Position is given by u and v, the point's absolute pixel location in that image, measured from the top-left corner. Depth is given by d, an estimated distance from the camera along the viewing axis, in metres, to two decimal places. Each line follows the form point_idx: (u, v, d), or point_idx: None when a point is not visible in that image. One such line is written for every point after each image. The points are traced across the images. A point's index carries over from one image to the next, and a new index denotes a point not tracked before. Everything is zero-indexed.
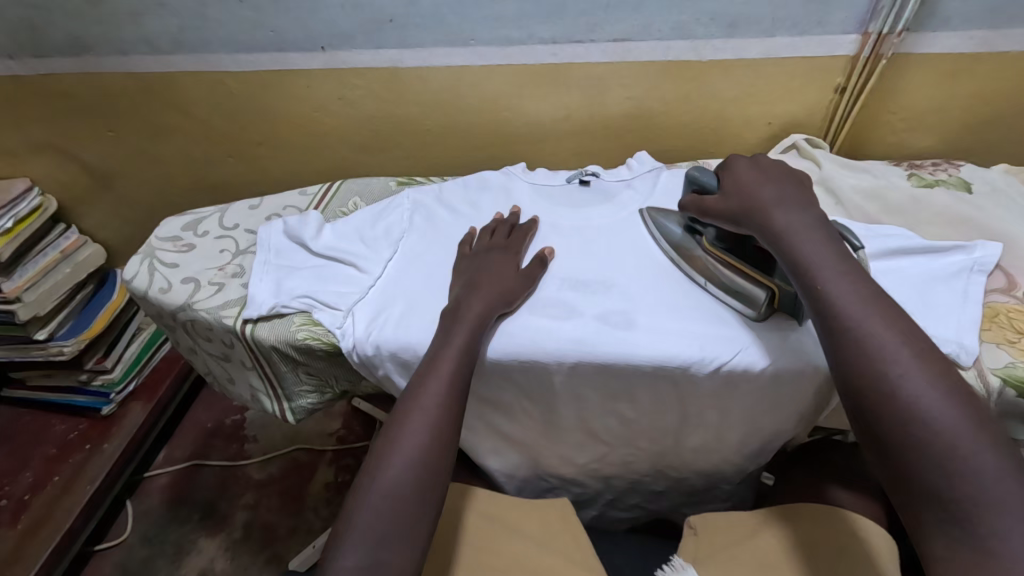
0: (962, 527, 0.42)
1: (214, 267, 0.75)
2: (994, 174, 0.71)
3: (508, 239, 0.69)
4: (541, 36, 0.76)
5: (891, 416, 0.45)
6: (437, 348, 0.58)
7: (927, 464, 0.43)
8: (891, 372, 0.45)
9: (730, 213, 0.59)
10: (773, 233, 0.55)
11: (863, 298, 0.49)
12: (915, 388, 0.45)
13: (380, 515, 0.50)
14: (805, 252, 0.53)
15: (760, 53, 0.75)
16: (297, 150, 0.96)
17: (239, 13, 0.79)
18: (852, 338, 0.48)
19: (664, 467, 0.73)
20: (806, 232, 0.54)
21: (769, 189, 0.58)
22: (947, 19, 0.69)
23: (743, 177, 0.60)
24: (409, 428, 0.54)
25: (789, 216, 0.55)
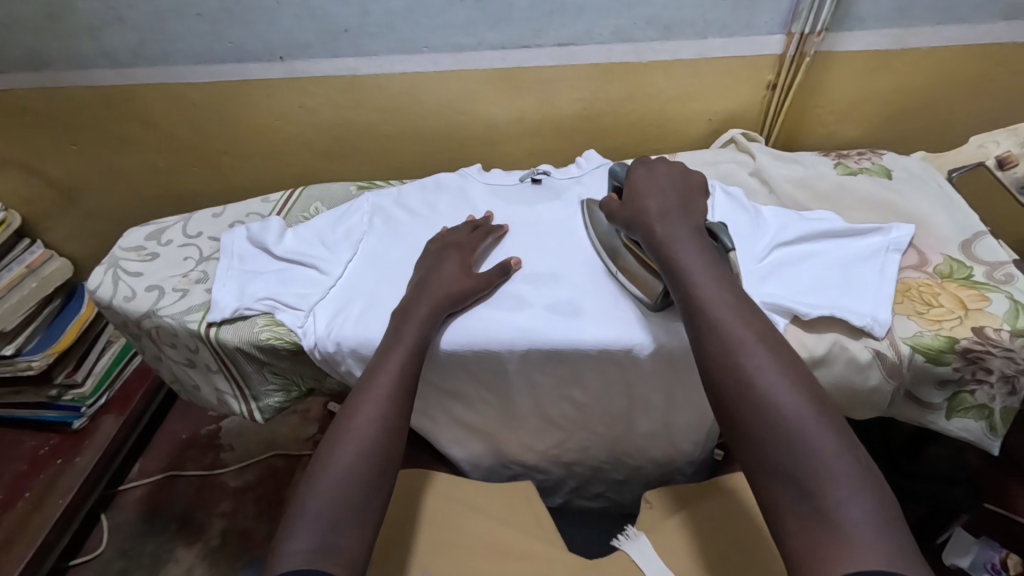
0: (804, 503, 0.44)
1: (178, 274, 0.77)
2: (913, 161, 0.77)
3: (470, 237, 0.72)
4: (490, 42, 0.80)
5: (747, 406, 0.48)
6: (388, 345, 0.62)
7: (779, 447, 0.46)
8: (747, 365, 0.49)
9: (626, 221, 0.65)
10: (674, 272, 0.58)
11: (726, 302, 0.54)
12: (767, 379, 0.48)
13: (333, 500, 0.53)
14: (700, 292, 0.55)
15: (695, 54, 0.80)
16: (260, 158, 0.98)
17: (197, 26, 0.81)
18: (716, 336, 0.52)
19: (620, 449, 0.77)
20: (702, 263, 0.57)
21: (654, 201, 0.63)
22: (860, 19, 0.75)
23: (637, 194, 0.65)
24: (362, 418, 0.57)
25: (687, 249, 0.59)
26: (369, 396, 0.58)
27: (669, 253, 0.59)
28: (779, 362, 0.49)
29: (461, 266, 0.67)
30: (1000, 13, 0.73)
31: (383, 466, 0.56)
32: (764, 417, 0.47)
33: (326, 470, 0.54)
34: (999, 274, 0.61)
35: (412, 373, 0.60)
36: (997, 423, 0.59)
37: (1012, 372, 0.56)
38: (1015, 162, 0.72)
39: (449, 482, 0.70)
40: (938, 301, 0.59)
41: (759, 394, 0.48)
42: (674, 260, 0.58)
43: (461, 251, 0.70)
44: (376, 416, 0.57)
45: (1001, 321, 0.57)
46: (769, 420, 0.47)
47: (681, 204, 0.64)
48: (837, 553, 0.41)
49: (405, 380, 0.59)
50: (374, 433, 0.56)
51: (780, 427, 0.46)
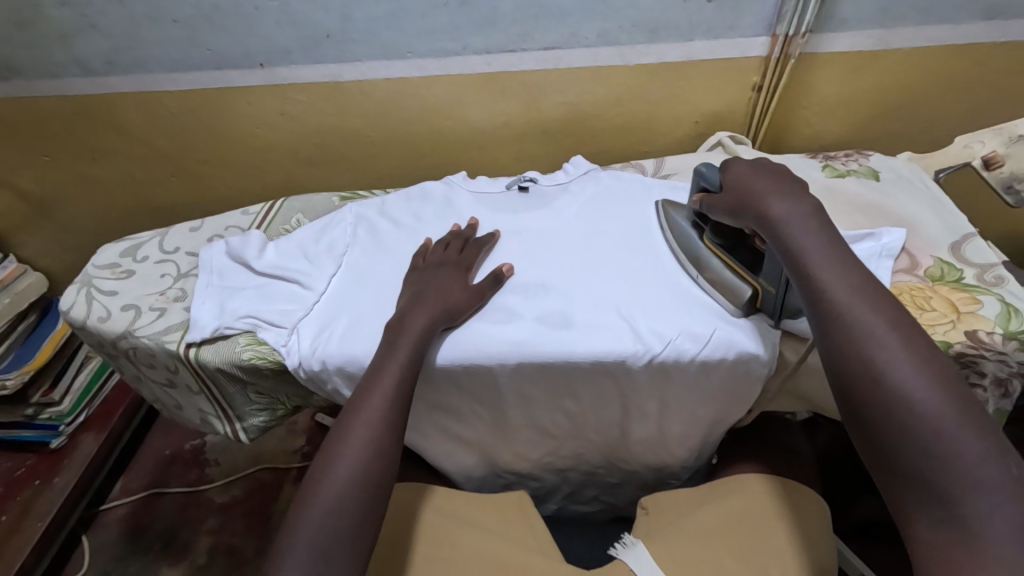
0: (941, 515, 0.42)
1: (155, 291, 0.75)
2: (899, 162, 0.76)
3: (461, 254, 0.70)
4: (475, 46, 0.78)
5: (884, 412, 0.45)
6: (381, 360, 0.59)
7: (919, 458, 0.43)
8: (885, 367, 0.46)
9: (729, 208, 0.59)
10: (792, 258, 0.52)
11: (857, 295, 0.49)
12: (910, 381, 0.45)
13: (322, 528, 0.52)
14: (825, 280, 0.50)
15: (681, 57, 0.79)
16: (239, 166, 0.95)
17: (170, 32, 0.78)
18: (847, 334, 0.48)
19: (616, 456, 0.76)
20: (820, 250, 0.51)
21: (766, 179, 0.57)
22: (845, 20, 0.75)
23: (742, 174, 0.59)
24: (353, 441, 0.55)
25: (801, 232, 0.53)
26: (374, 391, 0.57)
27: (782, 237, 0.53)
28: (921, 361, 0.45)
29: (461, 286, 0.66)
30: (983, 13, 0.73)
31: (374, 492, 0.54)
32: (903, 426, 0.44)
33: (316, 497, 0.53)
34: (989, 276, 0.61)
35: (404, 395, 0.58)
36: (993, 426, 0.59)
37: (1005, 375, 0.57)
38: (1000, 163, 0.70)
39: (439, 497, 0.69)
40: (931, 305, 0.59)
41: (900, 401, 0.45)
42: (787, 244, 0.53)
43: (453, 267, 0.68)
44: (367, 439, 0.55)
45: (993, 325, 0.57)
46: (909, 428, 0.44)
47: (792, 181, 0.57)
48: (978, 573, 0.40)
49: (395, 403, 0.57)
50: (365, 459, 0.55)
51: (920, 437, 0.43)
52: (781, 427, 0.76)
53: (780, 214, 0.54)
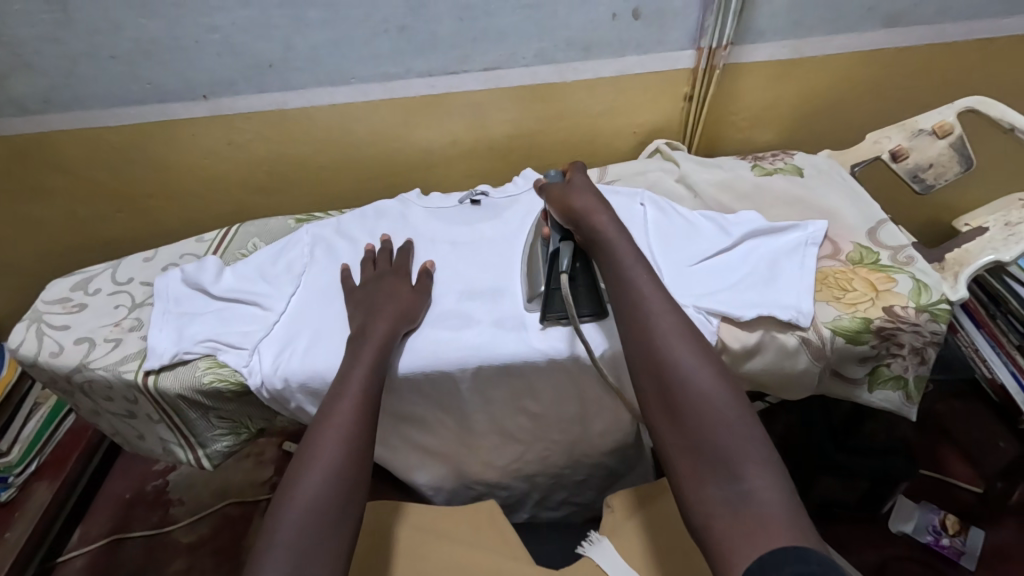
0: (726, 486, 0.47)
1: (110, 323, 0.74)
2: (821, 159, 0.83)
3: (392, 264, 0.73)
4: (417, 70, 0.82)
5: (682, 402, 0.51)
6: (347, 368, 0.61)
7: (706, 437, 0.49)
8: (677, 365, 0.53)
9: (562, 213, 0.64)
10: (614, 268, 0.60)
11: (664, 303, 0.57)
12: (699, 376, 0.52)
13: (301, 531, 0.51)
14: (634, 284, 0.58)
15: (616, 71, 0.84)
16: (191, 197, 0.95)
17: (109, 69, 0.78)
18: (652, 337, 0.55)
19: (579, 455, 0.79)
20: (637, 267, 0.59)
21: (592, 198, 0.64)
22: (762, 32, 0.81)
23: (572, 192, 0.65)
24: (324, 444, 0.56)
25: (622, 247, 0.60)
26: (342, 393, 0.59)
27: (607, 253, 0.61)
28: (706, 363, 0.53)
29: (401, 286, 0.69)
30: (883, 20, 0.81)
31: (351, 490, 0.55)
32: (695, 413, 0.50)
33: (292, 500, 0.53)
34: (902, 256, 0.67)
35: (373, 397, 0.60)
36: (914, 392, 0.65)
37: (920, 344, 0.63)
38: (905, 155, 0.78)
39: (411, 511, 0.70)
40: (853, 285, 0.65)
41: (691, 391, 0.51)
42: (609, 261, 0.60)
43: (392, 275, 0.71)
44: (340, 440, 0.56)
45: (907, 299, 0.63)
46: (703, 415, 0.50)
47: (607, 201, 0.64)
48: (748, 537, 0.44)
49: (364, 406, 0.59)
50: (338, 458, 0.55)
51: (707, 422, 0.50)
52: None
53: (605, 231, 0.61)
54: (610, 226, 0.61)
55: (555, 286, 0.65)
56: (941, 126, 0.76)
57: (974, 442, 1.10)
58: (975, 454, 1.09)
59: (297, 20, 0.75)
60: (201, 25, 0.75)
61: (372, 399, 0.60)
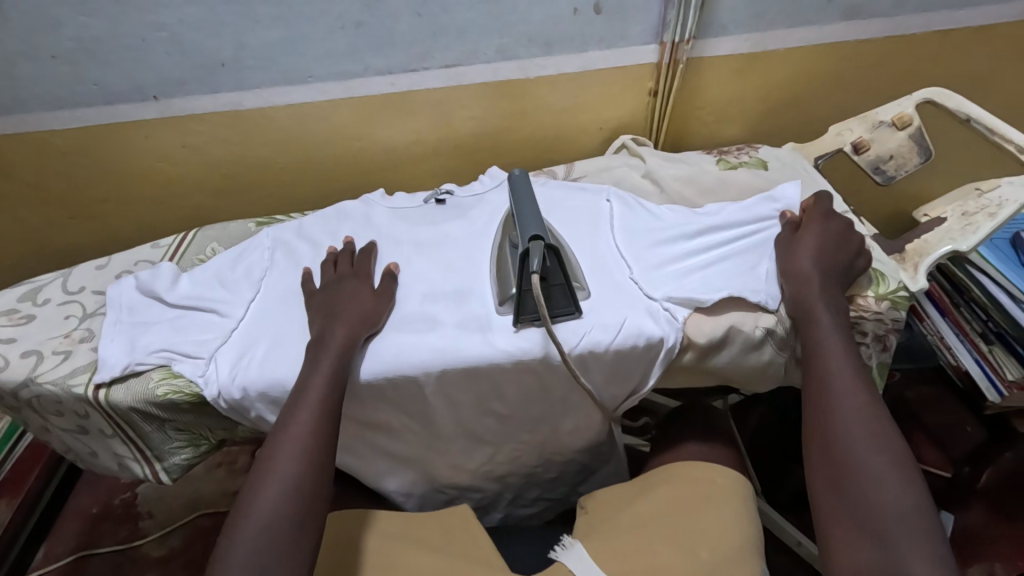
0: (884, 561, 0.48)
1: (59, 335, 0.71)
2: (784, 151, 0.83)
3: (354, 266, 0.71)
4: (377, 67, 0.80)
5: (852, 484, 0.52)
6: (305, 377, 0.59)
7: (873, 519, 0.50)
8: (847, 445, 0.54)
9: (786, 273, 0.64)
10: (810, 328, 0.61)
11: (846, 378, 0.57)
12: (871, 459, 0.52)
13: (259, 550, 0.51)
14: (828, 348, 0.59)
15: (578, 67, 0.83)
16: (147, 201, 0.92)
17: (51, 69, 0.75)
18: (827, 413, 0.56)
19: (550, 455, 0.78)
20: (836, 336, 0.60)
21: (830, 253, 0.64)
22: (723, 26, 0.81)
23: (797, 247, 0.65)
24: (282, 458, 0.55)
25: (819, 310, 0.61)
26: (300, 403, 0.57)
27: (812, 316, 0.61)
28: (880, 445, 0.53)
29: (364, 288, 0.68)
30: (842, 13, 0.81)
31: (310, 503, 0.54)
32: (856, 488, 0.52)
33: (248, 519, 0.52)
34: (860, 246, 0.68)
35: (334, 406, 0.58)
36: (878, 379, 0.66)
37: (883, 332, 0.64)
38: (867, 147, 0.79)
39: (380, 518, 0.68)
40: None
41: (860, 474, 0.52)
42: (810, 327, 0.61)
43: (354, 278, 0.69)
44: (298, 453, 0.55)
45: (866, 288, 0.64)
46: (869, 499, 0.51)
47: (846, 269, 0.64)
48: None
49: (323, 418, 0.57)
50: (296, 472, 0.54)
51: (875, 505, 0.50)
52: (705, 407, 0.80)
53: (808, 298, 0.62)
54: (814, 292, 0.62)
55: (527, 286, 0.63)
56: (900, 117, 0.77)
57: (942, 428, 1.12)
58: (944, 440, 1.11)
59: (249, 17, 0.73)
60: (148, 23, 0.72)
61: (333, 410, 0.58)
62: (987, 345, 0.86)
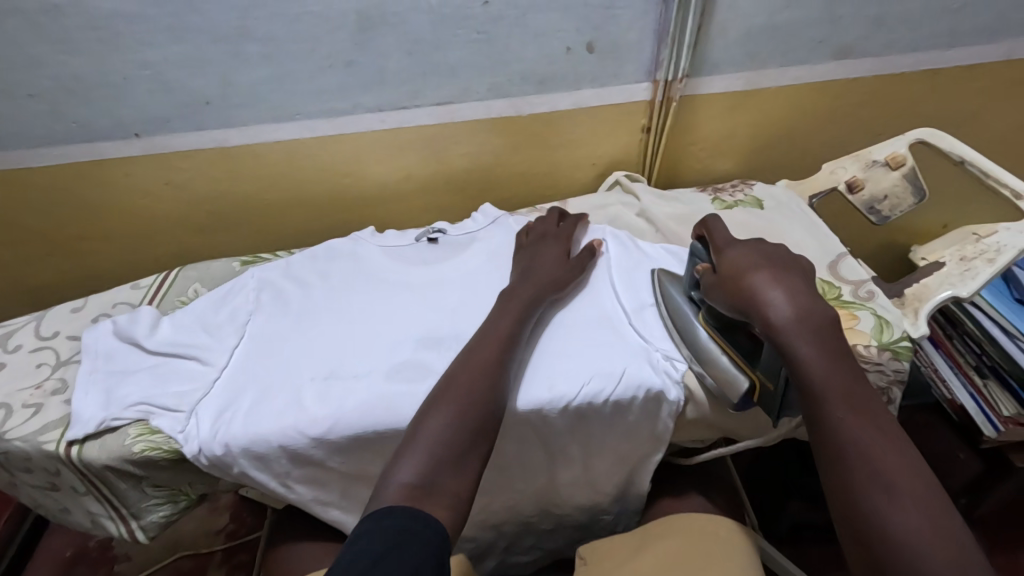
0: None
1: (30, 385, 0.68)
2: (778, 189, 0.83)
3: (559, 227, 0.75)
4: (366, 105, 0.78)
5: (890, 561, 0.42)
6: (487, 325, 0.62)
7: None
8: (871, 499, 0.45)
9: (729, 298, 0.55)
10: (770, 324, 0.51)
11: (857, 426, 0.47)
12: (892, 501, 0.44)
13: (440, 447, 0.52)
14: (804, 350, 0.49)
15: (572, 104, 0.82)
16: (128, 238, 0.89)
17: (27, 107, 0.73)
18: (841, 454, 0.47)
19: (547, 505, 0.75)
20: (824, 360, 0.49)
21: (763, 274, 0.53)
22: (716, 65, 0.81)
23: (739, 264, 0.56)
24: (466, 375, 0.57)
25: (776, 299, 0.51)
26: (483, 342, 0.60)
27: (785, 348, 0.50)
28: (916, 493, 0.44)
29: (562, 252, 0.71)
30: (834, 52, 0.81)
31: (474, 433, 0.53)
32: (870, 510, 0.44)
33: (427, 425, 0.53)
34: (863, 291, 0.67)
35: (501, 392, 0.57)
36: None
37: (883, 384, 0.62)
38: (860, 186, 0.78)
39: None
40: None
41: (887, 535, 0.43)
42: (787, 355, 0.50)
43: (555, 239, 0.73)
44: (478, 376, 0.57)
45: (869, 338, 0.62)
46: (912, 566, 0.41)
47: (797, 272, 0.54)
48: None
49: (506, 352, 0.60)
50: (482, 391, 0.56)
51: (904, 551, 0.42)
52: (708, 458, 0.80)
53: (782, 323, 0.50)
54: (785, 318, 0.50)
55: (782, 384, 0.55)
56: (894, 157, 0.77)
57: (937, 456, 1.11)
58: (942, 468, 1.09)
59: (234, 55, 0.71)
60: (129, 62, 0.70)
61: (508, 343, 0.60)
62: (982, 380, 0.87)
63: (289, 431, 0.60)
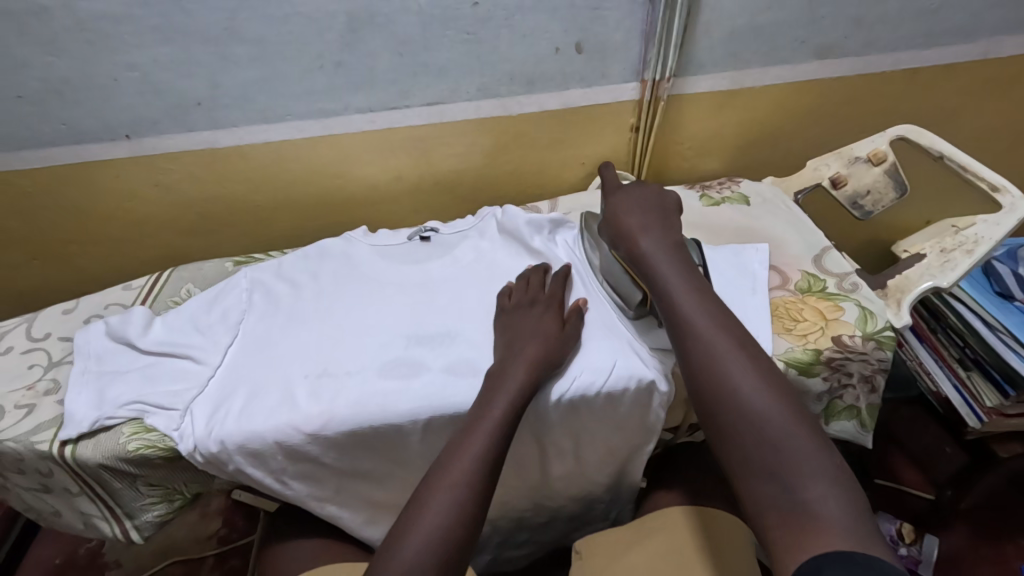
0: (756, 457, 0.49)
1: (21, 386, 0.68)
2: (765, 186, 0.84)
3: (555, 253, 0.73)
4: (357, 106, 0.79)
5: (727, 419, 0.51)
6: (498, 371, 0.61)
7: (761, 451, 0.49)
8: (711, 371, 0.54)
9: (613, 234, 0.67)
10: (638, 253, 0.64)
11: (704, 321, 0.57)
12: (732, 373, 0.53)
13: (444, 517, 0.51)
14: (659, 270, 0.62)
15: (560, 104, 0.84)
16: (120, 240, 0.89)
17: (15, 110, 0.72)
18: (685, 339, 0.56)
19: (540, 499, 0.76)
20: (674, 275, 0.61)
21: (637, 214, 0.66)
22: (702, 65, 0.82)
23: (623, 204, 0.68)
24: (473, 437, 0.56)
25: (645, 234, 0.65)
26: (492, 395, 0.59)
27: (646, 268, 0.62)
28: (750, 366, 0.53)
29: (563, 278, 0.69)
30: (816, 52, 0.83)
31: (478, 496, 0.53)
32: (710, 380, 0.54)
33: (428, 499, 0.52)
34: (847, 283, 0.68)
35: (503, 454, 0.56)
36: (867, 419, 0.67)
37: (869, 372, 0.64)
38: (845, 182, 0.80)
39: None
40: (803, 315, 0.65)
41: (723, 400, 0.52)
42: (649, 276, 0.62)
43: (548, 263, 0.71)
44: (494, 426, 0.56)
45: (854, 328, 0.63)
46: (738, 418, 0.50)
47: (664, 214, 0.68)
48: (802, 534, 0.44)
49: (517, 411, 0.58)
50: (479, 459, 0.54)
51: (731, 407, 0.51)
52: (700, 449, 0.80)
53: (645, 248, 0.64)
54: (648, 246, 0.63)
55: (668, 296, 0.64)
56: (876, 153, 0.79)
57: (923, 448, 1.13)
58: (928, 463, 1.12)
59: (225, 57, 0.71)
60: (119, 63, 0.70)
61: (547, 364, 0.61)
62: (965, 371, 0.89)
63: (283, 428, 0.60)
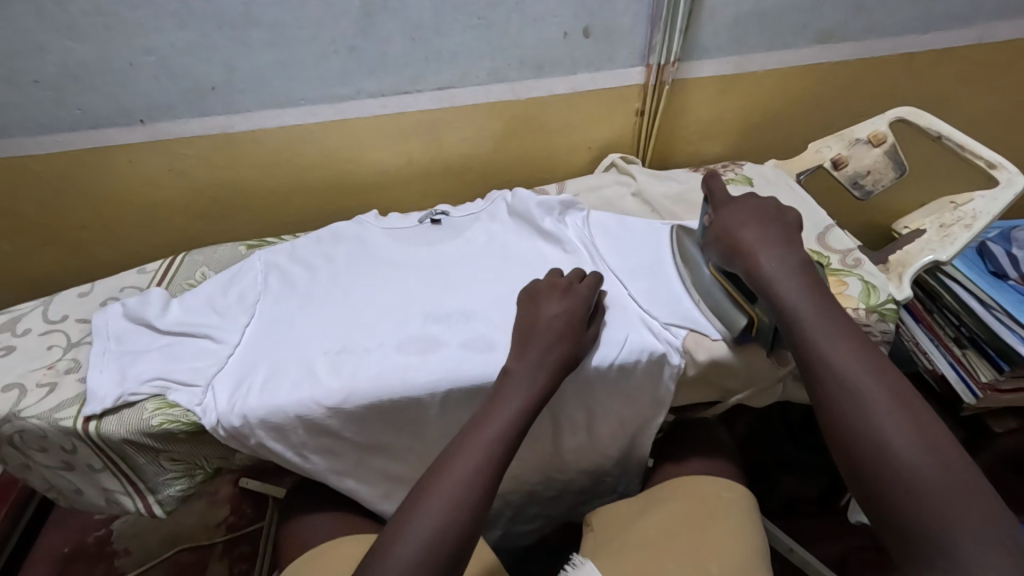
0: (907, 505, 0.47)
1: (42, 366, 0.69)
2: (767, 168, 0.86)
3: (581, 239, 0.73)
4: (369, 90, 0.80)
5: (871, 464, 0.49)
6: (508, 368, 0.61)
7: (898, 484, 0.48)
8: (852, 412, 0.52)
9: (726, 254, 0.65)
10: (761, 276, 0.61)
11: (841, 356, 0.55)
12: (875, 413, 0.51)
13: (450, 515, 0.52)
14: (789, 298, 0.59)
15: (568, 89, 0.85)
16: (131, 226, 0.90)
17: (31, 94, 0.73)
18: (824, 377, 0.55)
19: (552, 474, 0.78)
20: (805, 303, 0.58)
21: (754, 233, 0.64)
22: (706, 49, 0.84)
23: (732, 222, 0.67)
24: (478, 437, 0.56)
25: (765, 255, 0.62)
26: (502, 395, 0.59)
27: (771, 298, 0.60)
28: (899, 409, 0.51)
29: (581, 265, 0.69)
30: (817, 37, 0.85)
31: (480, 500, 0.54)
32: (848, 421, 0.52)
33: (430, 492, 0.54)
34: (850, 260, 0.70)
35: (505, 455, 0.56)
36: None
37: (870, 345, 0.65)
38: (845, 163, 0.83)
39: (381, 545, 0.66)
40: None
41: (865, 440, 0.50)
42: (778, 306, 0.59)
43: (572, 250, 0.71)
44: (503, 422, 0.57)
45: (857, 302, 0.65)
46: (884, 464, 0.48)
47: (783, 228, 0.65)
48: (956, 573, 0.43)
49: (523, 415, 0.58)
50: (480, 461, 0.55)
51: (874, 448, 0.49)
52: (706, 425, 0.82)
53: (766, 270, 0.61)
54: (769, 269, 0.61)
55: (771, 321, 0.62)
56: (875, 135, 0.81)
57: None
58: None
59: (240, 41, 0.72)
60: (135, 47, 0.71)
61: (566, 362, 0.61)
62: (961, 350, 0.91)
63: (305, 402, 0.62)
